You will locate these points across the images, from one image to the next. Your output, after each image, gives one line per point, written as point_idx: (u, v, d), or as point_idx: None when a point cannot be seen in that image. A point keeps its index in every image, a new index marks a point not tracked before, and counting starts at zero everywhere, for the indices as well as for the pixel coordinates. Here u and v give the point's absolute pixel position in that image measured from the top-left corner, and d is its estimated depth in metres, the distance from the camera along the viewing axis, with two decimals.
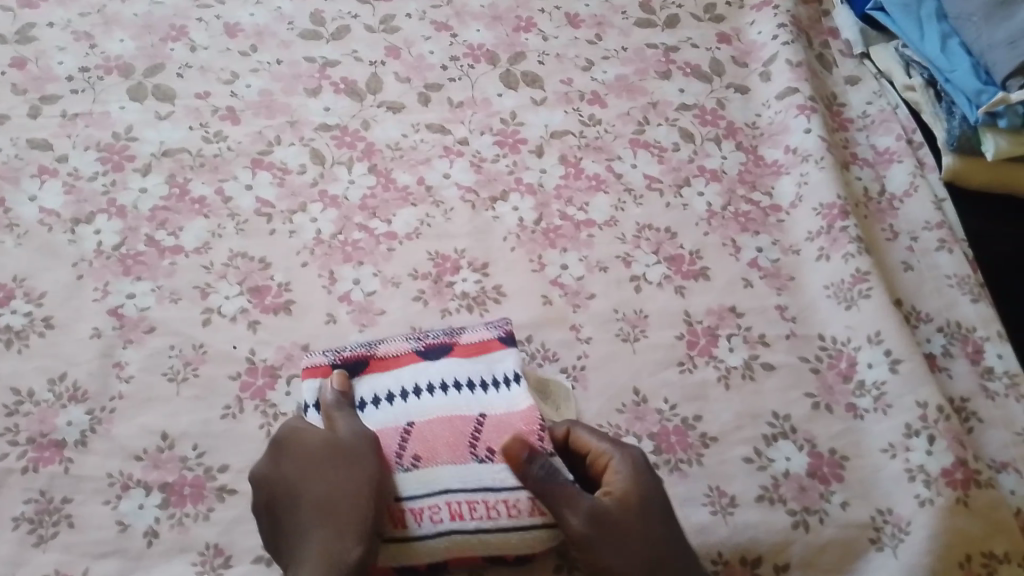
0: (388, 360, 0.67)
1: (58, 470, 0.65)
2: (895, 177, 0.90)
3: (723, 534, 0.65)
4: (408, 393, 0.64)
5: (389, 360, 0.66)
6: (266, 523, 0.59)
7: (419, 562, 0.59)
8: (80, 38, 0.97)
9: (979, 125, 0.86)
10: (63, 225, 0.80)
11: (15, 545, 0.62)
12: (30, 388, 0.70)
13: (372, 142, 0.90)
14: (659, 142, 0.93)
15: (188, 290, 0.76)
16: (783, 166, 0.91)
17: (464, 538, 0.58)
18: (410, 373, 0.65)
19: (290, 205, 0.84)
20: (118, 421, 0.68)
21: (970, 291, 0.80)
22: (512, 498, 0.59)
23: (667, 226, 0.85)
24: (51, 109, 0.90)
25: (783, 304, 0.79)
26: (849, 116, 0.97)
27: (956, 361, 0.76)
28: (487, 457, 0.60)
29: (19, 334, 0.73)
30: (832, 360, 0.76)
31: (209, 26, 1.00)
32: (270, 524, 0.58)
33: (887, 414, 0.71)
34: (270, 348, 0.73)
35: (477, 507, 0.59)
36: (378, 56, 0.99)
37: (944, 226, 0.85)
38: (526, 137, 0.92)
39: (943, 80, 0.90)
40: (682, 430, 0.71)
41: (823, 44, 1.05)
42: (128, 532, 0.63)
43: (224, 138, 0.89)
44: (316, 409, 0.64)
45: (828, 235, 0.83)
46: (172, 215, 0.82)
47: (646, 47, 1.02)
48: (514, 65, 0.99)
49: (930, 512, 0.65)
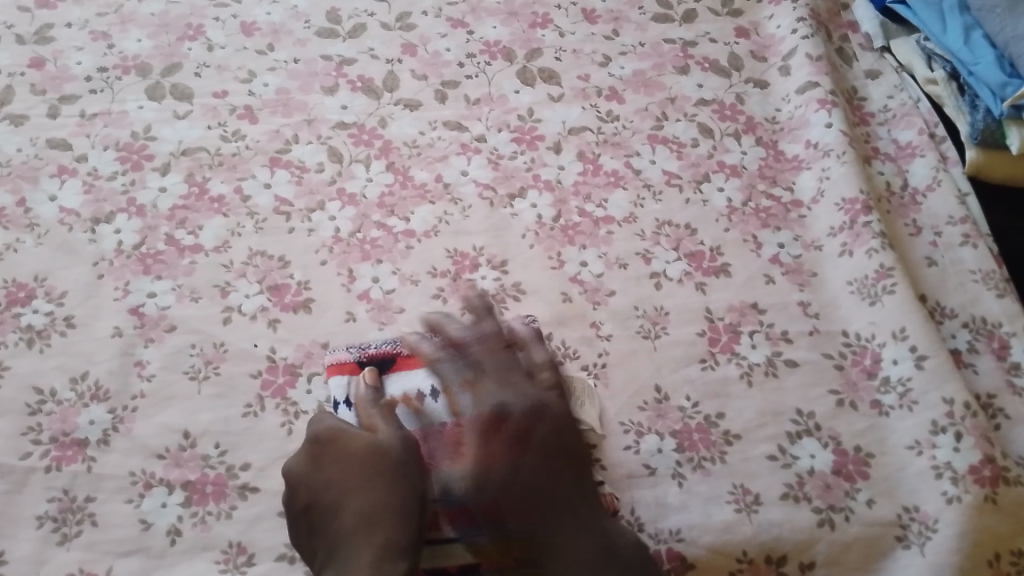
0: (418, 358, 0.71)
1: (80, 468, 0.66)
2: (917, 172, 0.89)
3: (748, 533, 0.64)
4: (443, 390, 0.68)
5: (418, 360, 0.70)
6: (303, 526, 0.60)
7: (458, 562, 0.61)
8: (97, 38, 0.98)
9: (1004, 118, 0.85)
10: (82, 224, 0.81)
11: (39, 543, 0.62)
12: (52, 387, 0.70)
13: (389, 140, 0.90)
14: (677, 138, 0.92)
15: (208, 289, 0.76)
16: (803, 161, 0.90)
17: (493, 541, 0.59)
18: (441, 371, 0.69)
19: (308, 203, 0.84)
20: (140, 419, 0.68)
21: (995, 286, 0.79)
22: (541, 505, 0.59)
23: (686, 222, 0.85)
24: (69, 109, 0.90)
25: (805, 300, 0.79)
26: (869, 110, 0.96)
27: (982, 357, 0.75)
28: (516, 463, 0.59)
29: (40, 333, 0.73)
30: (856, 356, 0.75)
31: (225, 24, 1.00)
32: (308, 527, 0.60)
33: (913, 411, 0.70)
34: (289, 346, 0.73)
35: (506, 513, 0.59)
36: (394, 54, 0.98)
37: (968, 221, 0.84)
38: (543, 134, 0.92)
39: (968, 73, 0.89)
40: (704, 428, 0.70)
41: (843, 38, 1.04)
42: (150, 531, 0.63)
43: (242, 137, 0.89)
44: (349, 406, 0.68)
45: (851, 231, 0.82)
46: (190, 214, 0.82)
47: (663, 42, 1.02)
48: (530, 61, 0.99)
49: (958, 510, 0.65)
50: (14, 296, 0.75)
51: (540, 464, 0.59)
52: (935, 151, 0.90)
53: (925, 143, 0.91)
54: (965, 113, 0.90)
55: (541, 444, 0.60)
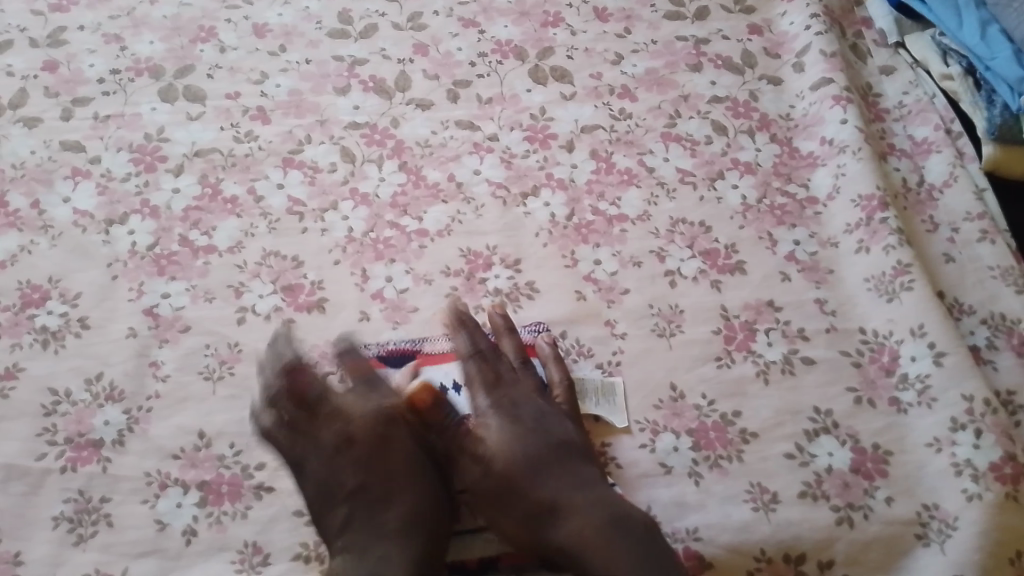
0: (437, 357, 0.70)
1: (96, 469, 0.66)
2: (933, 168, 0.88)
3: (766, 532, 0.64)
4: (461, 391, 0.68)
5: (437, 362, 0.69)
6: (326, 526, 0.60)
7: (471, 558, 0.62)
8: (110, 41, 0.98)
9: (1021, 113, 0.84)
10: (96, 226, 0.81)
11: (56, 544, 0.62)
12: (68, 388, 0.70)
13: (402, 140, 0.90)
14: (691, 135, 0.92)
15: (222, 289, 0.76)
16: (818, 158, 0.90)
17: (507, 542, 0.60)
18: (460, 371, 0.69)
19: (321, 204, 0.84)
20: (155, 420, 0.68)
21: (1013, 282, 0.78)
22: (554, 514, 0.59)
23: (701, 220, 0.84)
24: (83, 112, 0.91)
25: (821, 298, 0.78)
26: (884, 106, 0.96)
27: (1001, 354, 0.74)
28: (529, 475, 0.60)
29: (56, 334, 0.73)
30: (874, 354, 0.74)
31: (238, 27, 1.00)
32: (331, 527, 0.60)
33: (932, 409, 0.70)
34: (303, 346, 0.73)
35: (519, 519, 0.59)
36: (406, 54, 0.98)
37: (985, 217, 0.83)
38: (556, 132, 0.92)
39: (984, 68, 0.88)
40: (721, 427, 0.70)
41: (856, 34, 1.03)
42: (166, 532, 0.63)
43: (255, 138, 0.89)
44: None
45: (867, 228, 0.82)
46: (204, 215, 0.82)
47: (675, 40, 1.01)
48: (542, 61, 0.98)
49: (980, 508, 0.64)
50: (29, 297, 0.76)
51: (539, 478, 0.60)
52: (950, 147, 0.90)
53: (941, 139, 0.90)
54: (980, 107, 0.89)
55: (539, 456, 0.61)
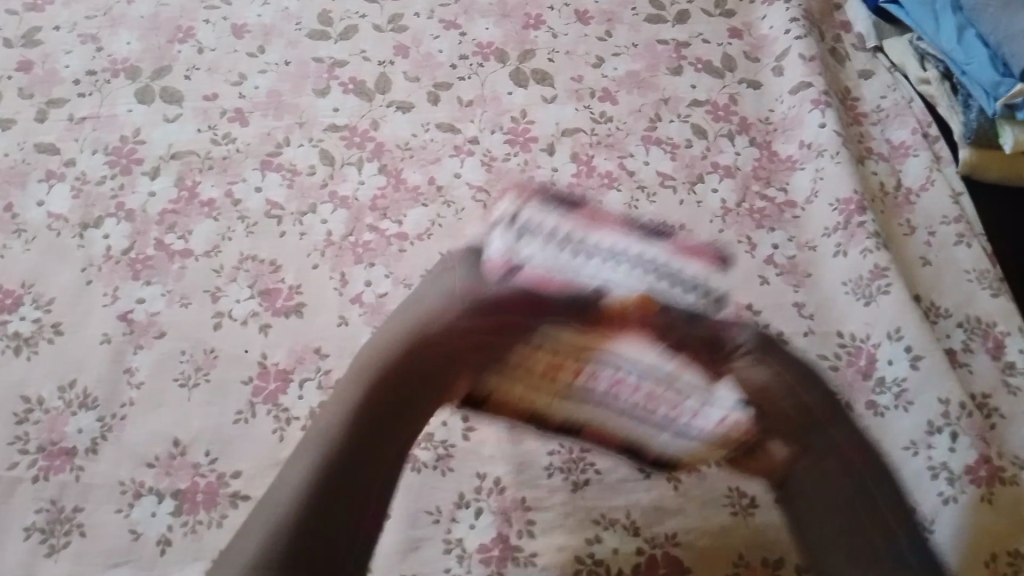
0: (601, 220, 0.55)
1: (68, 478, 0.65)
2: (912, 170, 0.89)
3: (744, 536, 0.64)
4: (597, 257, 0.51)
5: (602, 221, 0.55)
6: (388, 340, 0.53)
7: (562, 419, 0.55)
8: (86, 41, 0.97)
9: (997, 117, 0.84)
10: (70, 229, 0.80)
11: (27, 554, 0.61)
12: (40, 396, 0.69)
13: (382, 142, 0.89)
14: (671, 138, 0.92)
15: (198, 293, 0.75)
16: (797, 161, 0.90)
17: (609, 417, 0.55)
18: (611, 237, 0.53)
19: (299, 206, 0.83)
20: (130, 427, 0.67)
21: (989, 285, 0.79)
22: (724, 412, 0.56)
23: (681, 223, 0.85)
24: (57, 113, 0.89)
25: (800, 301, 0.79)
26: (862, 110, 0.96)
27: (976, 356, 0.75)
28: (668, 350, 0.52)
29: (27, 340, 0.72)
30: (851, 357, 0.74)
31: (216, 27, 1.00)
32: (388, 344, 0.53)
33: (909, 411, 0.70)
34: (281, 351, 0.72)
35: (649, 399, 0.54)
36: (387, 55, 0.98)
37: (962, 220, 0.84)
38: (537, 135, 0.92)
39: (960, 72, 0.88)
40: None
41: (835, 38, 1.04)
42: (141, 540, 0.62)
43: (232, 140, 0.88)
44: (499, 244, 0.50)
45: (845, 231, 0.82)
46: (180, 219, 0.81)
47: (656, 43, 1.01)
48: (523, 63, 0.98)
49: (955, 511, 0.64)
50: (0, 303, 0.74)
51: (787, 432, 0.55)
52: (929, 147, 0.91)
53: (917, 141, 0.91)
54: (957, 111, 0.90)
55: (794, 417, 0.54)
